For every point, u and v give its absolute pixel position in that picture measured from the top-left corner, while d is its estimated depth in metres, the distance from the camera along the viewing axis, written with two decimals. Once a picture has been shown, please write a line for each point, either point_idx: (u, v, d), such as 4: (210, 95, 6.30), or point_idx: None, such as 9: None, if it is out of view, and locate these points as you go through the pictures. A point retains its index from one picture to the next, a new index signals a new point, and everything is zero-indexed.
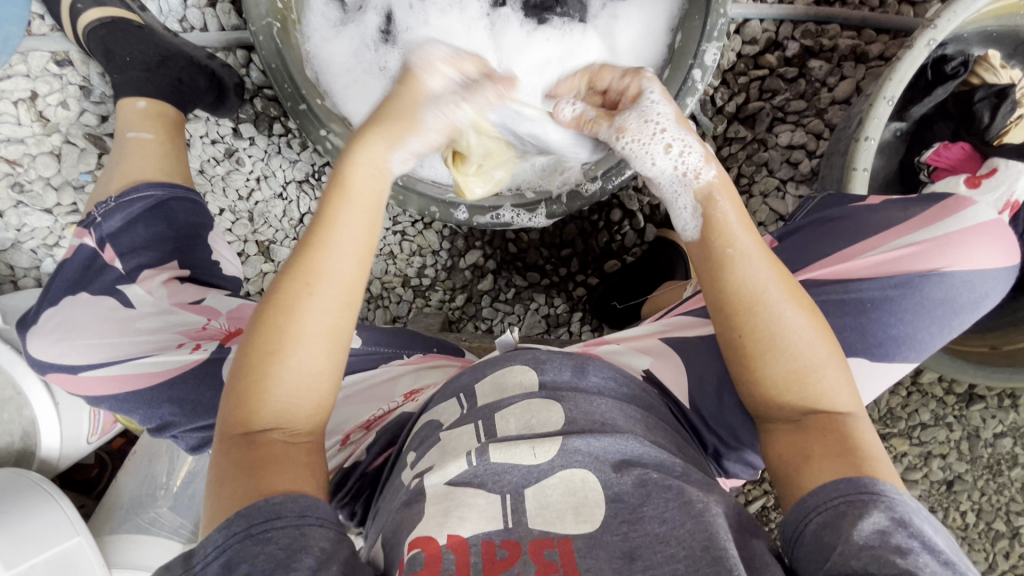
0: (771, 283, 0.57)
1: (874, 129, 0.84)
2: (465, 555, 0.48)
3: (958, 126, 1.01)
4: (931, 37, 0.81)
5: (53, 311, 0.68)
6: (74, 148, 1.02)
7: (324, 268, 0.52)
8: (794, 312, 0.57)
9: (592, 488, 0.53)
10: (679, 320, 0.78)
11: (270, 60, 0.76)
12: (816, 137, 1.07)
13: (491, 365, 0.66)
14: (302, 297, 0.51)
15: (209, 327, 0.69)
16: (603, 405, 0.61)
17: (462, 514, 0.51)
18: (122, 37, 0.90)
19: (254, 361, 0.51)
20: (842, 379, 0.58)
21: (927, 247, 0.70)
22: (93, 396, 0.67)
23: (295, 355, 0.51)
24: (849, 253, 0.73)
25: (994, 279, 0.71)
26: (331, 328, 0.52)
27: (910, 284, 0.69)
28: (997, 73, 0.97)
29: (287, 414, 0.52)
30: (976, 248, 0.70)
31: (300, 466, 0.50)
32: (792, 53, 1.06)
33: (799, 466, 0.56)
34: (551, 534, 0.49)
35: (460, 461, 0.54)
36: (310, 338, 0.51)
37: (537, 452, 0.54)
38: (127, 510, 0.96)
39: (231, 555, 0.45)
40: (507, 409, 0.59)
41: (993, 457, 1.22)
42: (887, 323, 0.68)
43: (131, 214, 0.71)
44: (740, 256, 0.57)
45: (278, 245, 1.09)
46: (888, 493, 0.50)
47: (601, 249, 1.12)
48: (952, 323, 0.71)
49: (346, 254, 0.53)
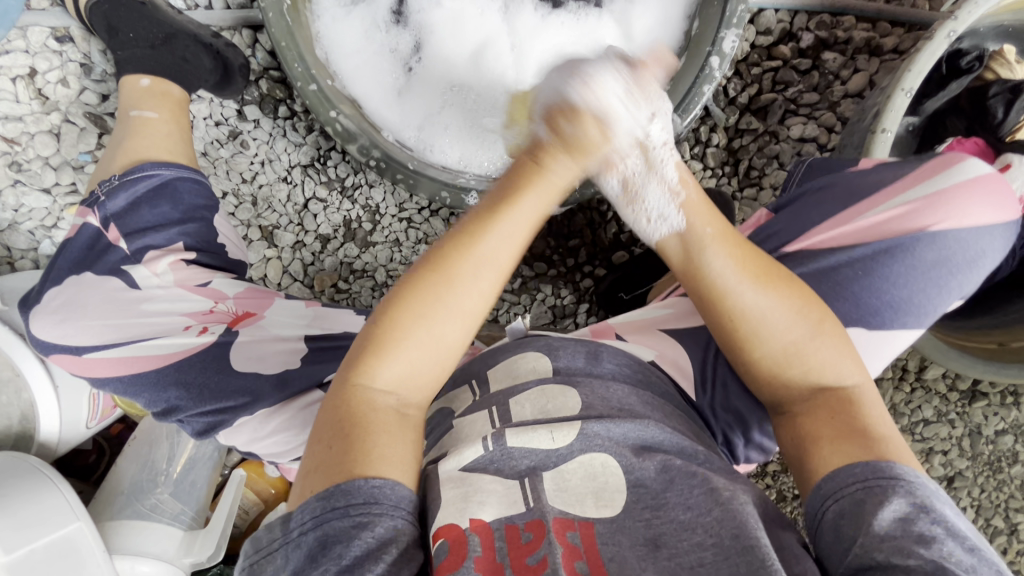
0: (741, 265, 0.58)
1: (892, 121, 0.83)
2: (489, 539, 0.47)
3: (972, 122, 1.00)
4: (952, 29, 0.80)
5: (56, 292, 0.66)
6: (74, 127, 1.00)
7: (490, 251, 0.52)
8: (770, 293, 0.57)
9: (613, 472, 0.52)
10: (683, 306, 0.78)
11: (279, 38, 0.74)
12: (828, 130, 1.06)
13: (504, 351, 0.66)
14: (464, 273, 0.52)
15: (215, 310, 0.68)
16: (619, 390, 0.60)
17: (482, 498, 0.50)
18: (125, 13, 0.87)
19: (398, 316, 0.51)
20: (841, 351, 0.58)
21: (918, 205, 0.69)
22: (97, 378, 0.65)
23: (440, 325, 0.52)
24: (841, 217, 0.72)
25: (989, 237, 0.70)
26: (475, 305, 0.52)
27: (900, 247, 0.68)
28: (1012, 68, 0.97)
29: (408, 380, 0.52)
30: (969, 204, 0.69)
31: (403, 438, 0.50)
32: (807, 44, 1.05)
33: (809, 450, 0.55)
34: (571, 515, 0.49)
35: (476, 446, 0.53)
36: (458, 313, 0.52)
37: (555, 436, 0.53)
38: (127, 497, 0.94)
39: (322, 530, 0.45)
40: (522, 394, 0.58)
41: (994, 454, 1.23)
42: (879, 289, 0.68)
43: (135, 194, 0.70)
44: (710, 240, 0.58)
45: (282, 230, 1.07)
46: (906, 476, 0.50)
47: (610, 240, 1.11)
48: (950, 284, 0.70)
49: (513, 239, 0.53)
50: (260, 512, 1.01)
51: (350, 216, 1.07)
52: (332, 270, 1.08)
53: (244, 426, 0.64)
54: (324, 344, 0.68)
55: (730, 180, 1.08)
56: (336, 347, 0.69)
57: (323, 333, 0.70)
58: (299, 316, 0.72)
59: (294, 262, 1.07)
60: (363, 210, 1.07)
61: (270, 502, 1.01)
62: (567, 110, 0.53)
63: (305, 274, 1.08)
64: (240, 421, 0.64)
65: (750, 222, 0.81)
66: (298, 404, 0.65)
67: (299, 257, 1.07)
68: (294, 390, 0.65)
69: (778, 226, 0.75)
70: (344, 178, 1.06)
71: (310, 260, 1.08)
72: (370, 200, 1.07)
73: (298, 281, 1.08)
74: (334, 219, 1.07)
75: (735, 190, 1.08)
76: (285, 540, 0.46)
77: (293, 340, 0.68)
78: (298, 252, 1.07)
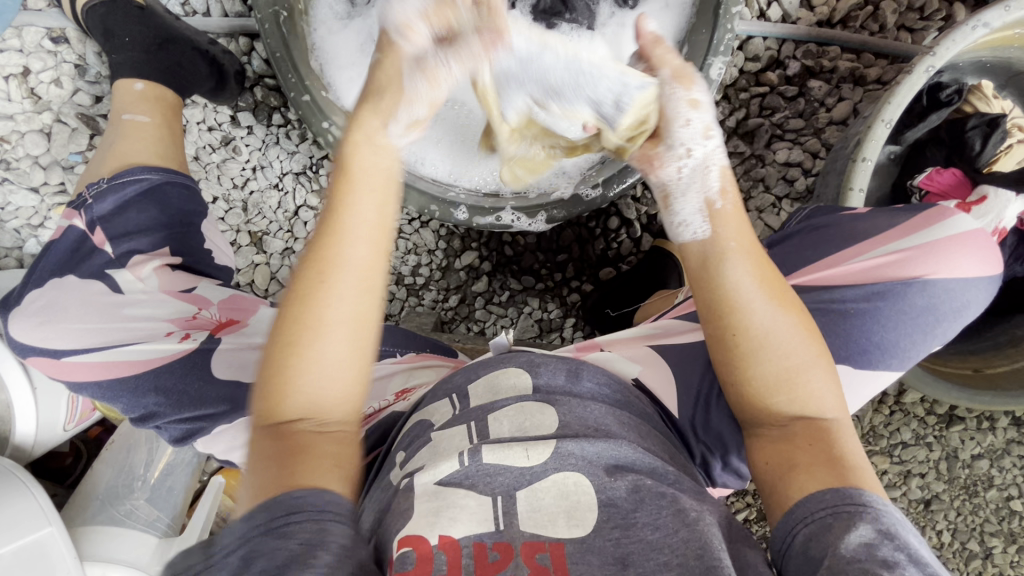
0: (759, 284, 0.59)
1: (871, 151, 0.85)
2: (457, 558, 0.48)
3: (950, 152, 1.03)
4: (930, 64, 0.82)
5: (38, 293, 0.66)
6: (65, 127, 1.00)
7: (344, 258, 0.52)
8: (780, 313, 0.58)
9: (585, 491, 0.52)
10: (669, 327, 0.78)
11: (275, 50, 0.75)
12: (813, 156, 1.08)
13: (485, 367, 0.66)
14: (326, 289, 0.51)
15: (198, 317, 0.68)
16: (596, 410, 0.60)
17: (453, 514, 0.50)
18: (122, 17, 0.88)
19: (279, 352, 0.52)
20: (830, 385, 0.59)
21: (910, 254, 0.70)
22: (76, 382, 0.65)
23: (319, 345, 0.51)
24: (833, 258, 0.72)
25: (975, 288, 0.71)
26: (355, 311, 0.52)
27: (892, 291, 0.68)
28: (990, 102, 1.00)
29: (313, 403, 0.52)
30: (959, 256, 0.69)
31: (327, 454, 0.51)
32: (794, 72, 1.07)
33: (783, 475, 0.56)
34: (541, 538, 0.49)
35: (452, 461, 0.54)
36: (336, 330, 0.51)
37: (530, 454, 0.54)
38: (101, 502, 0.93)
39: (249, 547, 0.46)
40: (501, 412, 0.59)
41: (970, 478, 1.25)
42: (867, 330, 0.68)
43: (123, 198, 0.70)
44: (733, 253, 0.59)
45: (271, 236, 1.08)
46: (874, 504, 0.51)
47: (598, 256, 1.12)
48: (934, 330, 0.70)
49: (365, 241, 0.52)
50: None
51: None
52: None
53: (223, 434, 0.63)
54: None
55: None
56: None
57: None
58: None
59: (282, 268, 1.09)
60: None
61: None
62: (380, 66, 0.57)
63: None
64: (218, 429, 0.63)
65: None
66: None
67: (287, 264, 1.09)
68: None
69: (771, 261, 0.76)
70: None
71: None
72: None
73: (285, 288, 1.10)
74: None
75: None
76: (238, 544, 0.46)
77: None
78: (286, 259, 1.08)
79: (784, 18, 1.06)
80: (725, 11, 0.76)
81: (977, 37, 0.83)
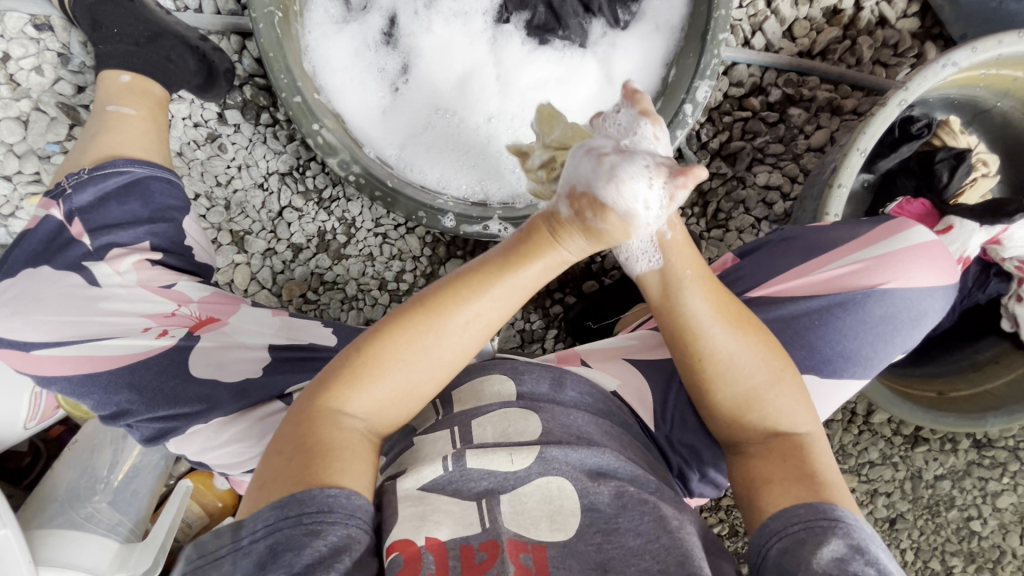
0: (717, 309, 0.59)
1: (847, 177, 0.88)
2: (443, 557, 0.49)
3: (920, 182, 1.07)
4: (903, 98, 0.86)
5: (11, 283, 0.63)
6: (44, 116, 0.98)
7: (482, 308, 0.53)
8: (739, 337, 0.59)
9: (568, 496, 0.54)
10: (647, 339, 0.80)
11: (268, 49, 0.75)
12: (791, 180, 1.12)
13: (468, 373, 0.66)
14: (454, 320, 0.53)
15: (177, 313, 0.66)
16: (580, 419, 0.61)
17: (438, 518, 0.51)
18: (112, 9, 0.86)
19: (380, 349, 0.52)
20: (797, 399, 0.61)
21: (870, 264, 0.71)
22: (45, 376, 0.62)
23: (418, 369, 0.53)
24: (797, 269, 0.73)
25: (932, 297, 0.73)
26: (451, 353, 0.54)
27: (854, 300, 0.70)
28: (957, 137, 1.06)
29: (376, 411, 0.53)
30: (916, 265, 0.71)
31: (364, 459, 0.51)
32: (774, 99, 1.11)
33: (760, 490, 0.58)
34: (525, 538, 0.51)
35: (435, 466, 0.54)
36: (437, 362, 0.53)
37: (514, 459, 0.55)
38: (60, 504, 0.89)
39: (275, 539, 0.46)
40: (484, 417, 0.59)
41: (933, 498, 1.29)
42: (832, 339, 0.69)
43: (103, 189, 0.68)
44: (690, 280, 0.58)
45: (253, 236, 1.06)
46: (846, 519, 0.53)
47: (581, 269, 1.13)
48: (894, 339, 0.72)
49: (503, 302, 0.54)
50: (204, 525, 0.98)
51: (325, 227, 1.08)
52: (301, 280, 1.08)
53: (199, 434, 0.62)
54: (289, 354, 0.66)
55: (698, 221, 1.14)
56: (298, 359, 0.66)
57: (288, 344, 0.68)
58: (265, 324, 0.70)
59: (263, 269, 1.07)
60: (339, 223, 1.08)
61: (215, 515, 0.99)
62: (597, 205, 0.51)
63: (273, 282, 1.08)
64: (192, 428, 0.62)
65: (717, 264, 0.83)
66: (256, 415, 0.63)
67: (268, 265, 1.07)
68: (253, 399, 0.63)
69: (742, 273, 0.77)
70: (322, 189, 1.06)
71: (280, 268, 1.08)
72: (346, 212, 1.08)
73: (266, 288, 1.09)
74: (308, 229, 1.07)
75: (703, 230, 1.13)
76: (234, 546, 0.47)
77: (256, 348, 0.66)
78: (268, 259, 1.07)
79: (767, 47, 1.09)
80: (712, 36, 0.79)
81: (946, 74, 0.87)
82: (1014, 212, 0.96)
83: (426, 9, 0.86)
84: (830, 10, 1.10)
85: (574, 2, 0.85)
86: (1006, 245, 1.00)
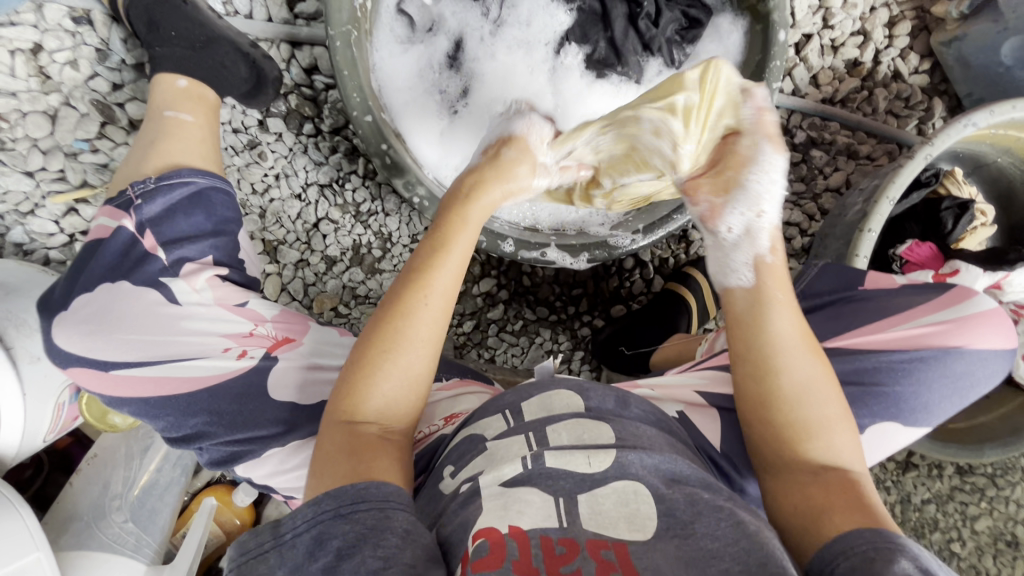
0: (797, 333, 0.65)
1: (876, 223, 0.94)
2: (525, 545, 0.49)
3: (925, 228, 1.15)
4: (928, 153, 0.93)
5: (88, 299, 0.62)
6: (74, 112, 0.93)
7: (435, 281, 0.59)
8: (809, 363, 0.64)
9: (644, 501, 0.53)
10: (714, 374, 0.82)
11: (343, 68, 0.75)
12: (809, 218, 1.19)
13: (535, 387, 0.68)
14: (417, 306, 0.58)
15: (255, 333, 0.65)
16: (648, 432, 0.63)
17: (520, 508, 0.52)
18: (168, 11, 0.85)
19: (365, 358, 0.57)
20: (852, 441, 0.63)
21: (949, 326, 0.75)
22: (122, 397, 0.61)
23: (401, 355, 0.57)
24: (873, 325, 0.77)
25: (998, 359, 0.77)
26: (432, 332, 0.58)
27: (935, 358, 0.74)
28: (961, 187, 1.12)
29: (386, 407, 0.56)
30: (988, 329, 0.76)
31: (392, 454, 0.54)
32: (800, 140, 1.17)
33: (818, 520, 0.57)
34: (605, 536, 0.50)
35: (515, 465, 0.56)
36: (420, 342, 0.57)
37: (592, 461, 0.55)
38: (86, 522, 0.85)
39: (320, 528, 0.47)
40: (558, 423, 0.60)
41: (919, 520, 1.37)
42: (916, 393, 0.73)
43: (171, 200, 0.66)
44: (778, 304, 0.66)
45: (287, 247, 1.04)
46: (913, 547, 0.51)
47: (611, 293, 1.16)
48: (964, 396, 0.76)
49: (453, 268, 0.61)
50: (218, 545, 0.94)
51: (360, 240, 1.06)
52: (334, 293, 1.06)
53: (271, 457, 0.60)
54: None
55: None
56: None
57: None
58: (337, 345, 0.69)
59: (295, 280, 1.05)
60: (375, 237, 1.06)
61: (232, 535, 0.95)
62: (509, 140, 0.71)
63: (304, 294, 1.06)
64: (268, 452, 0.60)
65: None
66: None
67: (300, 276, 1.05)
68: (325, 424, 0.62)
69: None
70: (361, 203, 1.05)
71: (312, 280, 1.05)
72: (383, 227, 1.06)
73: (296, 300, 1.06)
74: (344, 242, 1.05)
75: None
76: (274, 543, 0.48)
77: (332, 370, 0.66)
78: (300, 271, 1.05)
79: (794, 92, 1.16)
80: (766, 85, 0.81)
81: (965, 133, 0.94)
82: (1015, 261, 1.07)
83: (491, 35, 0.88)
84: (851, 62, 1.17)
85: (635, 40, 0.88)
86: (1006, 290, 1.08)
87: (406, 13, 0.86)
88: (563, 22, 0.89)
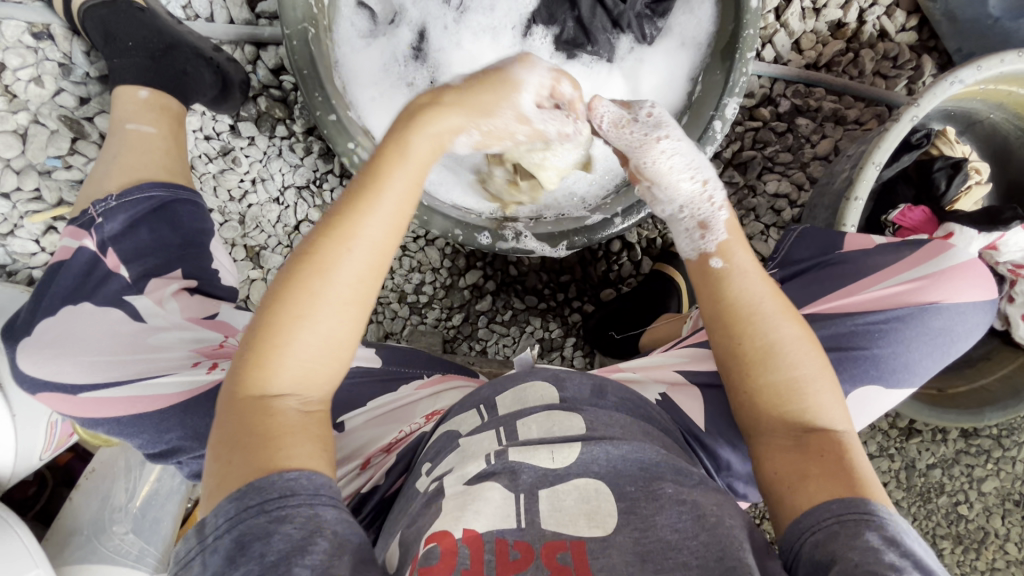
0: (770, 295, 0.61)
1: (863, 190, 0.92)
2: (478, 552, 0.48)
3: (919, 191, 1.12)
4: (914, 114, 0.89)
5: (53, 322, 0.62)
6: (43, 129, 0.92)
7: (363, 232, 0.51)
8: (787, 324, 0.59)
9: (606, 498, 0.52)
10: (693, 351, 0.79)
11: (302, 67, 0.74)
12: (798, 188, 1.15)
13: (512, 380, 0.67)
14: (338, 257, 0.50)
15: (225, 345, 0.65)
16: (622, 420, 0.62)
17: (477, 508, 0.51)
18: (124, 20, 0.83)
19: (274, 321, 0.50)
20: (836, 397, 0.60)
21: (922, 284, 0.73)
22: (94, 418, 0.61)
23: (318, 319, 0.50)
24: (846, 288, 0.75)
25: (980, 310, 0.75)
26: (355, 290, 0.51)
27: (912, 316, 0.72)
28: (953, 147, 1.09)
29: (301, 381, 0.51)
30: (964, 284, 0.74)
31: (307, 438, 0.50)
32: (784, 109, 1.14)
33: (794, 484, 0.55)
34: (563, 536, 0.49)
35: (479, 462, 0.56)
36: (338, 304, 0.50)
37: (555, 456, 0.55)
38: (87, 536, 0.88)
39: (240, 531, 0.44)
40: (528, 417, 0.60)
41: (925, 485, 1.36)
42: (895, 353, 0.71)
43: (134, 216, 0.67)
44: (739, 268, 0.61)
45: (269, 251, 1.03)
46: (880, 514, 0.51)
47: (599, 277, 1.15)
48: (948, 350, 0.74)
49: (386, 220, 0.52)
50: None
51: None
52: None
53: None
54: None
55: None
56: None
57: None
58: None
59: None
60: None
61: None
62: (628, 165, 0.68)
63: None
64: None
65: None
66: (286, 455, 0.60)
67: None
68: None
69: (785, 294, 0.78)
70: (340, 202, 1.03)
71: None
72: None
73: None
74: None
75: None
76: (202, 547, 0.45)
77: None
78: None
79: (776, 59, 1.13)
80: (739, 55, 0.79)
81: (953, 91, 0.91)
82: (1010, 220, 0.98)
83: (456, 23, 0.86)
84: (834, 23, 1.13)
85: (603, 18, 0.85)
86: (1002, 251, 1.02)
87: (367, 5, 0.85)
88: (529, 4, 0.86)
